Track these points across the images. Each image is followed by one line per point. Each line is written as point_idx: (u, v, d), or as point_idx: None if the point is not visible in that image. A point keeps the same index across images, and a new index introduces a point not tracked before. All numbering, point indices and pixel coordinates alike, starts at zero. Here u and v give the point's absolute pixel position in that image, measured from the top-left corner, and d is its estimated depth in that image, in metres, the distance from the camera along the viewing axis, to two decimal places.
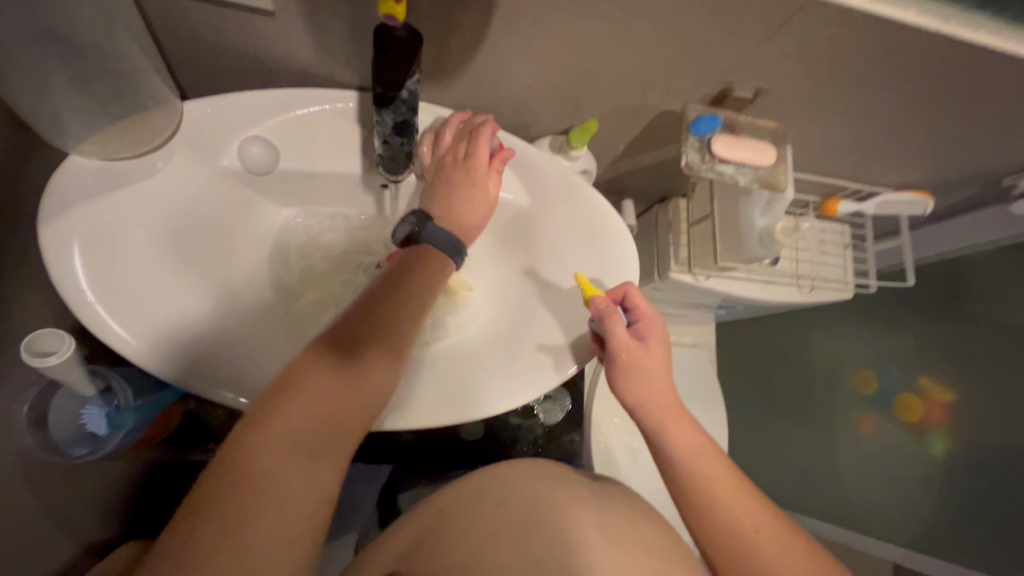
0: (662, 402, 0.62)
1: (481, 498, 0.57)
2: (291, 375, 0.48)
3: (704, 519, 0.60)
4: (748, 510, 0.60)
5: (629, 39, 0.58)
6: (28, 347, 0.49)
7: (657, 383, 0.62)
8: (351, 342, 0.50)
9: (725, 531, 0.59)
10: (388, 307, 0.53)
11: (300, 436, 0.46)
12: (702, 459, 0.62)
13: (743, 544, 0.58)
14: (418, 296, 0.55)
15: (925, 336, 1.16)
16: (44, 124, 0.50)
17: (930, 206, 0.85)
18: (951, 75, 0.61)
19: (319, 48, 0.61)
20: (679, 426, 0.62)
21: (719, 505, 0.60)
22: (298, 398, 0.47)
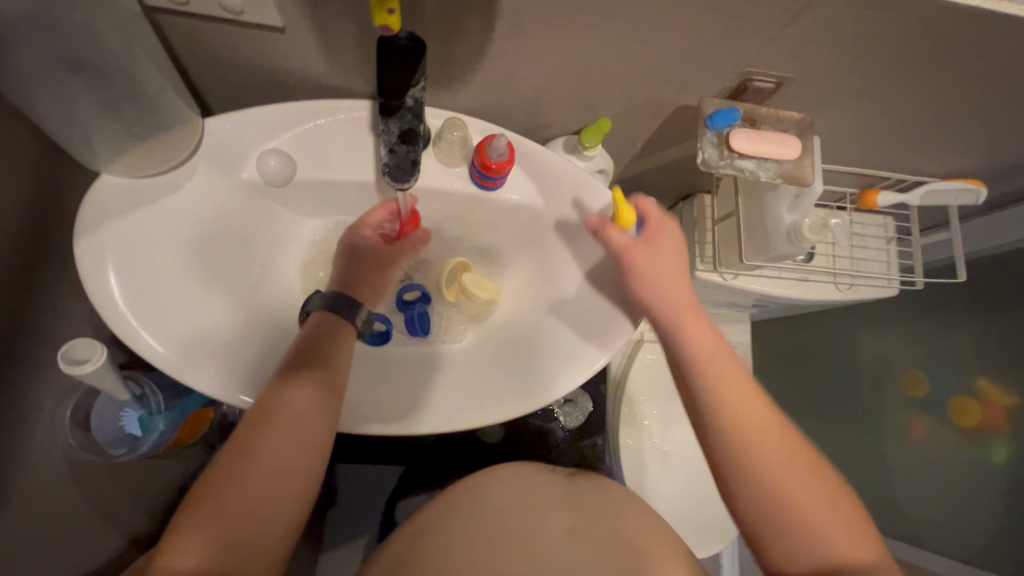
0: (691, 334, 0.62)
1: (457, 508, 0.57)
2: (271, 402, 0.53)
3: (722, 444, 0.57)
4: (770, 429, 0.57)
5: (638, 35, 0.56)
6: (65, 355, 0.52)
7: (668, 282, 0.64)
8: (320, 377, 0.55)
9: (749, 452, 0.55)
10: (338, 346, 0.59)
11: (278, 455, 0.50)
12: (726, 376, 0.59)
13: (760, 464, 0.55)
14: (346, 343, 0.60)
15: (986, 335, 1.07)
16: (76, 148, 0.53)
17: (982, 195, 0.79)
18: (999, 54, 0.56)
19: (330, 61, 0.62)
20: (702, 335, 0.62)
21: (742, 421, 0.57)
22: (276, 419, 0.52)
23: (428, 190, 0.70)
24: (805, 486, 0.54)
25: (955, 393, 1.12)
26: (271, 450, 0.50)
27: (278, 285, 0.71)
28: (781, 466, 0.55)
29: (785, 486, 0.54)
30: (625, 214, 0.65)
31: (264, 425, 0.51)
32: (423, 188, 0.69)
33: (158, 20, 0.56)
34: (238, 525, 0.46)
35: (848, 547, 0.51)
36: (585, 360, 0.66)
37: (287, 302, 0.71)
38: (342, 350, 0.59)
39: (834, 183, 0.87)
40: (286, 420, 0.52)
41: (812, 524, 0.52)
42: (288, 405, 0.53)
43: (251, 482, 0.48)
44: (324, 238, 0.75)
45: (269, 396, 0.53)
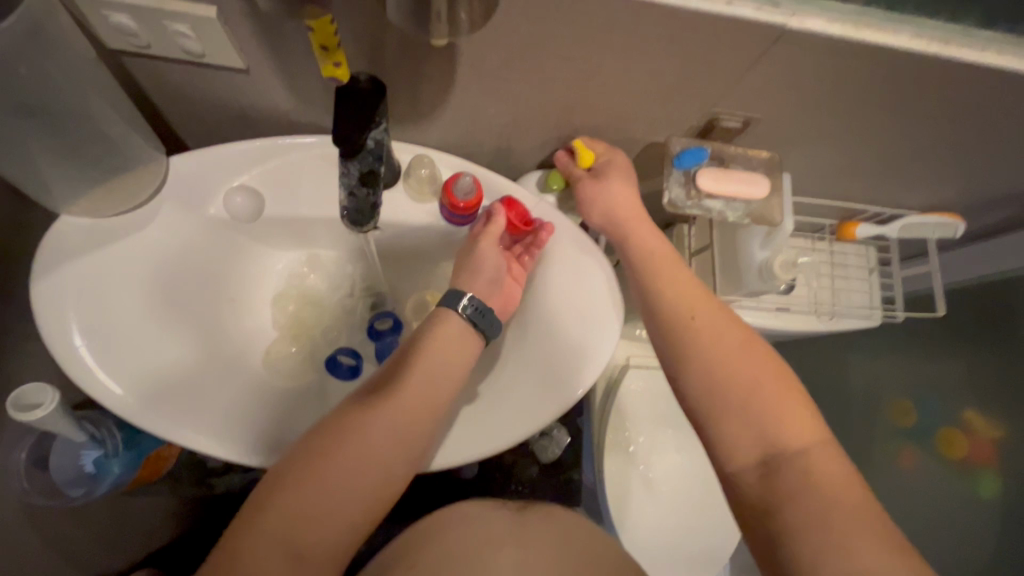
0: (670, 281, 0.58)
1: (404, 558, 0.54)
2: (335, 422, 0.47)
3: (696, 371, 0.52)
4: (748, 355, 0.52)
5: (600, 77, 0.56)
6: (15, 400, 0.51)
7: (622, 203, 0.63)
8: (418, 382, 0.51)
9: (724, 375, 0.51)
10: (445, 346, 0.53)
11: (370, 457, 0.46)
12: (701, 309, 0.55)
13: (734, 388, 0.50)
14: (466, 350, 0.55)
15: (975, 364, 1.06)
16: (34, 190, 0.53)
17: (961, 228, 0.79)
18: (963, 97, 0.56)
19: (297, 100, 0.62)
20: (672, 271, 0.59)
21: (718, 350, 0.52)
22: (377, 422, 0.48)
23: (397, 226, 0.69)
24: (789, 424, 0.48)
25: (942, 424, 1.10)
26: (373, 449, 0.47)
27: (245, 320, 0.70)
28: (759, 388, 0.50)
29: (766, 411, 0.49)
30: (584, 154, 0.65)
31: (347, 426, 0.47)
32: (391, 223, 0.69)
33: (123, 61, 0.56)
34: (286, 538, 0.42)
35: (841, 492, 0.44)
36: (552, 399, 0.60)
37: (254, 337, 0.70)
38: (461, 356, 0.54)
39: (813, 214, 0.87)
40: (351, 447, 0.46)
41: (794, 445, 0.47)
42: (386, 408, 0.48)
43: (333, 481, 0.45)
44: (293, 272, 0.75)
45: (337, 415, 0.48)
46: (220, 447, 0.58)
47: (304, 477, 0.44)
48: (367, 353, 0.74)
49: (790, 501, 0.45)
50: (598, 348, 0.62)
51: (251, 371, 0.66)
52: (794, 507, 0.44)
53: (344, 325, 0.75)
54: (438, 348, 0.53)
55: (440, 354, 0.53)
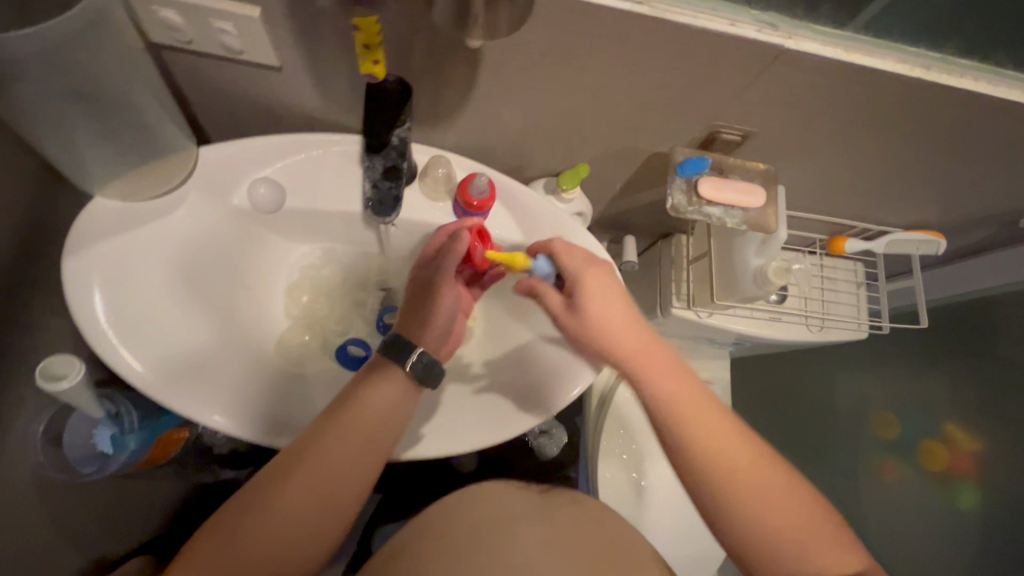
0: (614, 332, 0.59)
1: (425, 532, 0.61)
2: (296, 447, 0.53)
3: (689, 447, 0.57)
4: (715, 418, 0.59)
5: (612, 88, 0.60)
6: (42, 371, 0.53)
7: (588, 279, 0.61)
8: (361, 424, 0.55)
9: (708, 448, 0.57)
10: (382, 396, 0.56)
11: (304, 500, 0.52)
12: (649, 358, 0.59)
13: (718, 451, 0.57)
14: (408, 402, 0.58)
15: (959, 380, 1.10)
16: (73, 171, 0.55)
17: (943, 246, 0.83)
18: (944, 120, 0.61)
19: (324, 98, 0.66)
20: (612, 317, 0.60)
21: (695, 417, 0.58)
22: (309, 465, 0.52)
23: (413, 223, 0.72)
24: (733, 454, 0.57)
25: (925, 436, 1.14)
26: (303, 489, 0.52)
27: (260, 308, 0.73)
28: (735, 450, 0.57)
29: (740, 473, 0.56)
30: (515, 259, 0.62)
31: (286, 471, 0.52)
32: (407, 220, 0.71)
33: (163, 54, 0.59)
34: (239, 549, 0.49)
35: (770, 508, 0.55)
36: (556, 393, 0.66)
37: (267, 324, 0.72)
38: (399, 406, 0.57)
39: (805, 228, 0.91)
40: (301, 473, 0.52)
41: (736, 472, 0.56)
42: (316, 453, 0.53)
43: (270, 522, 0.51)
44: (307, 264, 0.77)
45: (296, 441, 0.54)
46: (237, 427, 0.60)
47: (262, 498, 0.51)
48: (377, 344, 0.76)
49: (726, 513, 0.56)
50: None
51: (266, 358, 0.68)
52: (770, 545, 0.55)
53: (355, 317, 0.77)
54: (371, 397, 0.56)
55: (381, 403, 0.56)
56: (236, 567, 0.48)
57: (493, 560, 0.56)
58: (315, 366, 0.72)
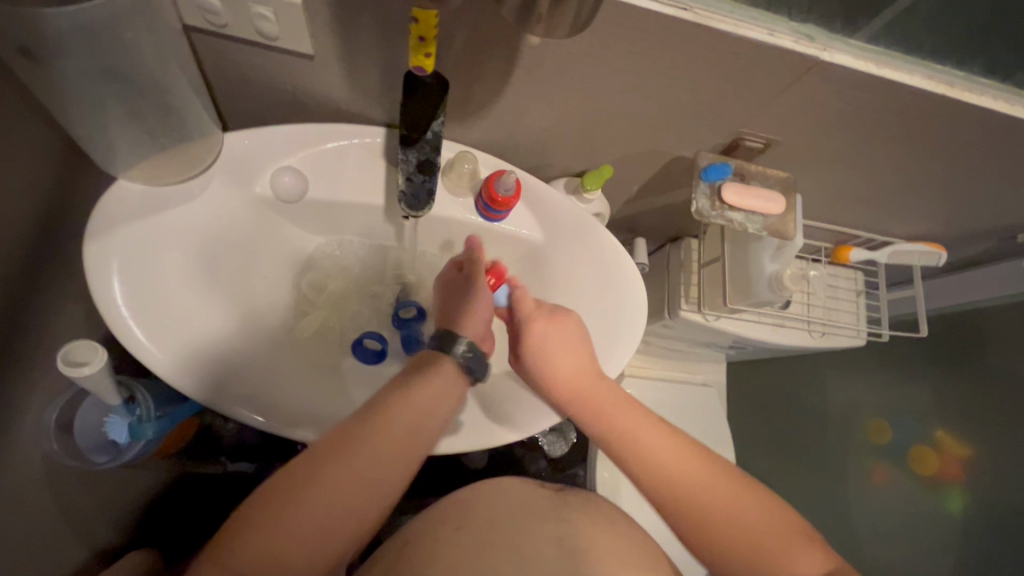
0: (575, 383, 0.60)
1: (437, 528, 0.61)
2: (358, 424, 0.49)
3: (667, 510, 0.57)
4: (696, 471, 0.57)
5: (645, 91, 0.61)
6: (64, 357, 0.52)
7: (566, 349, 0.61)
8: (418, 408, 0.52)
9: (689, 508, 0.55)
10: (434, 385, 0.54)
11: (353, 488, 0.48)
12: (611, 412, 0.59)
13: (698, 509, 0.55)
14: (453, 393, 0.55)
15: (942, 393, 1.14)
16: (99, 152, 0.54)
17: (943, 258, 0.84)
18: (959, 134, 0.63)
19: (352, 90, 0.65)
20: (594, 385, 0.61)
21: (664, 475, 0.56)
22: (361, 451, 0.48)
23: (436, 219, 0.72)
24: (717, 493, 0.56)
25: (916, 443, 1.17)
26: (351, 478, 0.48)
27: (275, 299, 0.72)
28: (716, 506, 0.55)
29: (728, 526, 0.54)
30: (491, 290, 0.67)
31: (342, 453, 0.48)
32: (431, 216, 0.71)
33: (193, 38, 0.58)
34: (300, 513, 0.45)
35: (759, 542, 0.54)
36: None
37: (281, 316, 0.71)
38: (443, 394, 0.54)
39: (812, 237, 0.93)
40: (370, 450, 0.49)
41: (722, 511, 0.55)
42: (368, 438, 0.49)
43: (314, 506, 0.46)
44: (322, 256, 0.76)
45: (358, 418, 0.50)
46: (261, 420, 0.59)
47: (325, 472, 0.47)
48: (392, 338, 0.75)
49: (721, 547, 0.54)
50: (627, 341, 0.69)
51: (282, 350, 0.67)
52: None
53: (370, 311, 0.76)
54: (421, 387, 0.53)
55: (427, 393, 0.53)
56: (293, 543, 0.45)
57: (508, 549, 0.57)
58: (330, 359, 0.71)
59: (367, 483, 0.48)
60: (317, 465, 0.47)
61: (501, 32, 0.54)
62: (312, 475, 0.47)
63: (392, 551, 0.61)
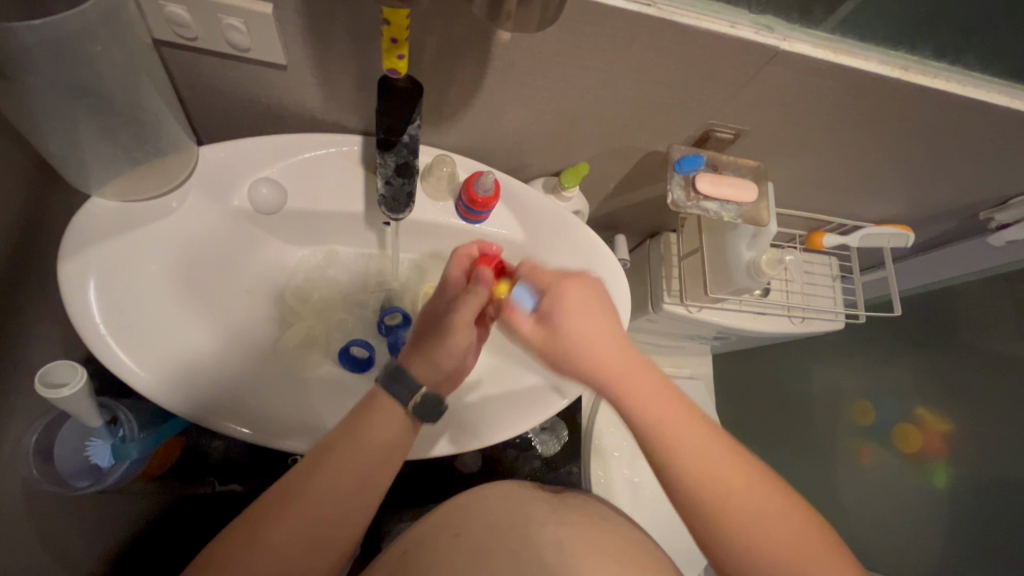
0: (596, 354, 0.56)
1: (432, 534, 0.61)
2: (304, 470, 0.53)
3: (718, 526, 0.55)
4: (678, 417, 0.57)
5: (616, 87, 0.62)
6: (42, 377, 0.51)
7: (599, 328, 0.56)
8: (362, 454, 0.54)
9: (739, 525, 0.54)
10: (378, 433, 0.55)
11: (307, 526, 0.51)
12: (632, 374, 0.56)
13: (679, 455, 0.56)
14: (405, 436, 0.57)
15: (921, 368, 1.17)
16: (71, 170, 0.54)
17: (911, 238, 0.87)
18: (919, 116, 0.66)
19: (327, 98, 0.65)
20: (635, 377, 0.56)
21: (657, 424, 0.56)
22: (301, 506, 0.51)
23: (418, 223, 0.72)
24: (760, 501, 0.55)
25: (897, 421, 1.20)
26: (292, 531, 0.51)
27: (258, 312, 0.71)
28: (698, 455, 0.56)
29: (722, 491, 0.55)
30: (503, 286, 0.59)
31: (291, 497, 0.51)
32: (413, 220, 0.71)
33: (163, 53, 0.58)
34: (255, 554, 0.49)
35: (799, 558, 0.53)
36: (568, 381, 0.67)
37: (266, 330, 0.70)
38: (397, 442, 0.56)
39: (786, 225, 0.95)
40: (316, 497, 0.52)
41: (760, 523, 0.54)
42: (328, 478, 0.53)
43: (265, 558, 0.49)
44: (304, 268, 0.76)
45: (309, 460, 0.53)
46: (246, 431, 0.58)
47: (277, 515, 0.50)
48: (378, 347, 0.75)
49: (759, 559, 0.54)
50: None
51: (266, 364, 0.66)
52: (753, 558, 0.54)
53: (355, 319, 0.76)
54: (371, 433, 0.55)
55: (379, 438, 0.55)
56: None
57: (510, 556, 0.57)
58: (317, 370, 0.70)
59: (319, 521, 0.52)
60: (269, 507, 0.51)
61: (471, 34, 0.55)
62: (265, 517, 0.50)
63: (388, 560, 0.61)
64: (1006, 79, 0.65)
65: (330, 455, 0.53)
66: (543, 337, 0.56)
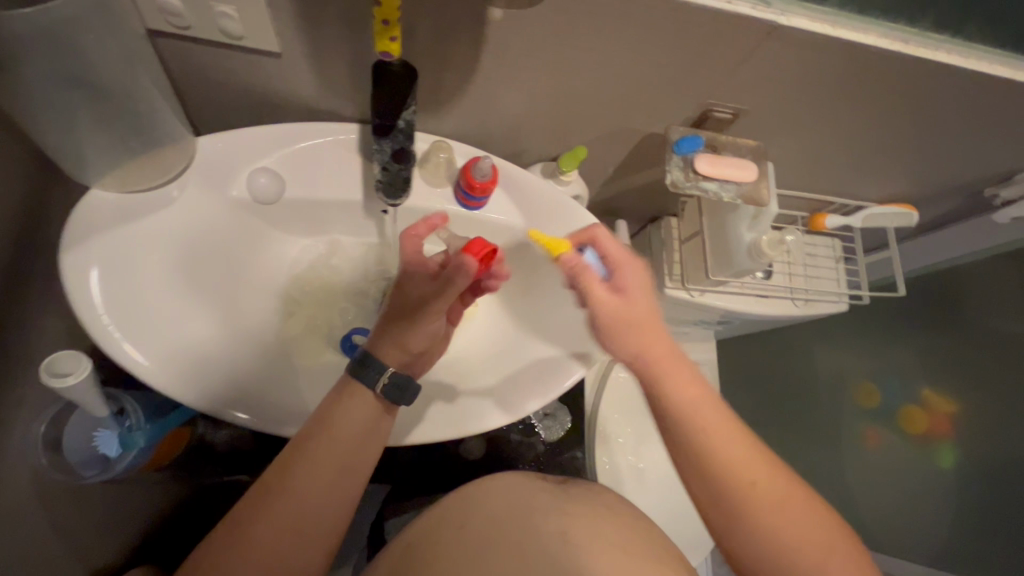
0: (650, 335, 0.57)
1: (438, 526, 0.62)
2: (293, 448, 0.54)
3: (709, 496, 0.56)
4: (717, 408, 0.57)
5: (612, 68, 0.62)
6: (47, 369, 0.52)
7: (657, 314, 0.58)
8: (347, 431, 0.55)
9: (730, 499, 0.55)
10: (358, 411, 0.55)
11: (304, 503, 0.53)
12: (680, 361, 0.57)
13: (707, 447, 0.56)
14: (383, 415, 0.57)
15: (927, 349, 1.16)
16: (69, 161, 0.54)
17: (915, 218, 0.86)
18: (920, 90, 0.65)
19: (322, 86, 0.65)
20: (682, 370, 0.57)
21: (697, 414, 0.56)
22: (295, 484, 0.53)
23: (416, 211, 0.72)
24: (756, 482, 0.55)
25: (903, 403, 1.20)
26: (289, 509, 0.52)
27: (259, 302, 0.71)
28: (708, 431, 0.56)
29: (718, 468, 0.56)
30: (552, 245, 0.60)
31: (285, 477, 0.53)
32: (411, 208, 0.71)
33: (157, 43, 0.58)
34: (256, 535, 0.51)
35: (788, 537, 0.54)
36: (567, 366, 0.68)
37: (268, 320, 0.71)
38: (374, 429, 0.56)
39: (787, 207, 0.94)
40: (308, 475, 0.53)
41: (751, 501, 0.55)
42: (317, 457, 0.54)
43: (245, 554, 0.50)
44: (304, 258, 0.76)
45: (298, 438, 0.54)
46: (244, 416, 0.58)
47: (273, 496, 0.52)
48: None
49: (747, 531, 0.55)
50: None
51: (267, 354, 0.67)
52: (740, 531, 0.55)
53: (357, 308, 0.76)
54: (343, 423, 0.55)
55: (351, 424, 0.55)
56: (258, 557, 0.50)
57: (512, 546, 0.58)
58: (319, 358, 0.71)
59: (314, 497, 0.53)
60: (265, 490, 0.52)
61: (464, 15, 0.54)
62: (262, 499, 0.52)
63: (394, 552, 0.62)
64: (1008, 50, 0.64)
65: (317, 435, 0.54)
66: (612, 309, 0.56)
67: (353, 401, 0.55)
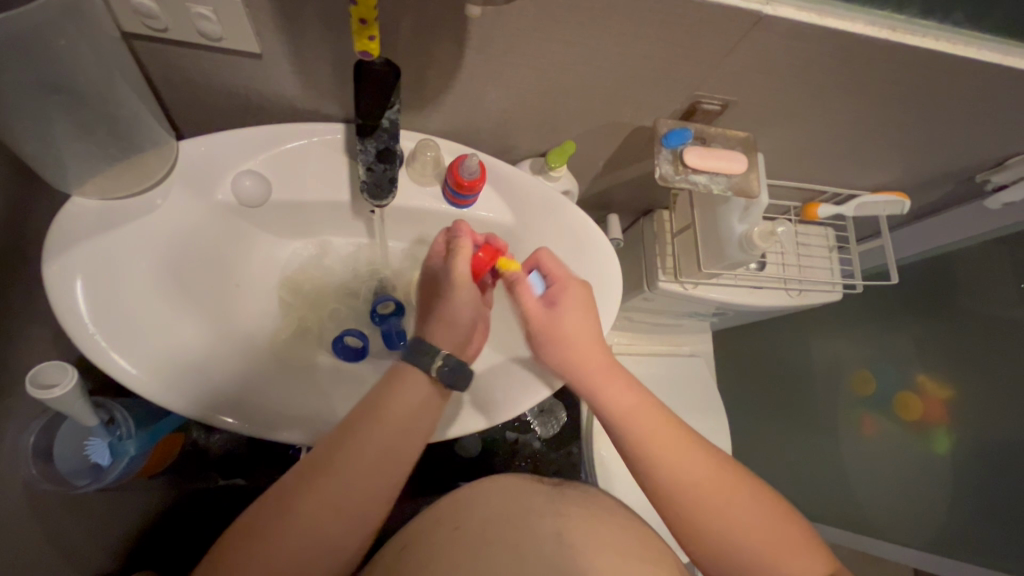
0: (579, 350, 0.60)
1: (432, 530, 0.61)
2: (354, 422, 0.52)
3: (679, 509, 0.57)
4: (653, 421, 0.59)
5: (597, 62, 0.61)
6: (33, 380, 0.52)
7: (590, 333, 0.61)
8: (400, 411, 0.54)
9: (706, 511, 0.55)
10: (412, 392, 0.55)
11: (354, 482, 0.51)
12: (607, 372, 0.61)
13: (651, 454, 0.57)
14: (432, 409, 0.56)
15: (922, 335, 1.16)
16: (48, 169, 0.53)
17: (906, 206, 0.85)
18: (909, 77, 0.64)
19: (306, 86, 0.64)
20: (614, 389, 0.60)
21: (628, 423, 0.59)
22: (350, 461, 0.51)
23: (404, 210, 0.71)
24: (730, 493, 0.56)
25: (898, 389, 1.21)
26: (340, 488, 0.50)
27: (249, 305, 0.71)
28: (670, 451, 0.57)
29: (687, 480, 0.56)
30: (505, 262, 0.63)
31: (340, 451, 0.51)
32: (399, 207, 0.70)
33: (135, 45, 0.57)
34: (305, 508, 0.49)
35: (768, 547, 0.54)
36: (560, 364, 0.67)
37: (257, 325, 0.70)
38: (423, 411, 0.55)
39: (780, 197, 0.94)
40: (364, 449, 0.51)
41: (729, 509, 0.55)
42: (375, 433, 0.52)
43: (286, 535, 0.48)
44: (294, 260, 0.76)
45: (358, 412, 0.53)
46: (231, 421, 0.58)
47: (328, 469, 0.50)
48: (372, 336, 0.75)
49: (726, 543, 0.55)
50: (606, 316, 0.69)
51: (259, 359, 0.66)
52: (715, 543, 0.55)
53: (348, 310, 0.76)
54: (394, 405, 0.54)
55: (398, 415, 0.54)
56: (304, 532, 0.48)
57: (505, 544, 0.57)
58: (312, 362, 0.70)
59: (368, 475, 0.51)
60: (320, 463, 0.50)
61: (445, 12, 0.53)
62: (317, 473, 0.50)
63: (388, 555, 0.62)
64: (997, 35, 0.64)
65: (376, 412, 0.53)
66: (541, 321, 0.61)
67: (402, 381, 0.55)
